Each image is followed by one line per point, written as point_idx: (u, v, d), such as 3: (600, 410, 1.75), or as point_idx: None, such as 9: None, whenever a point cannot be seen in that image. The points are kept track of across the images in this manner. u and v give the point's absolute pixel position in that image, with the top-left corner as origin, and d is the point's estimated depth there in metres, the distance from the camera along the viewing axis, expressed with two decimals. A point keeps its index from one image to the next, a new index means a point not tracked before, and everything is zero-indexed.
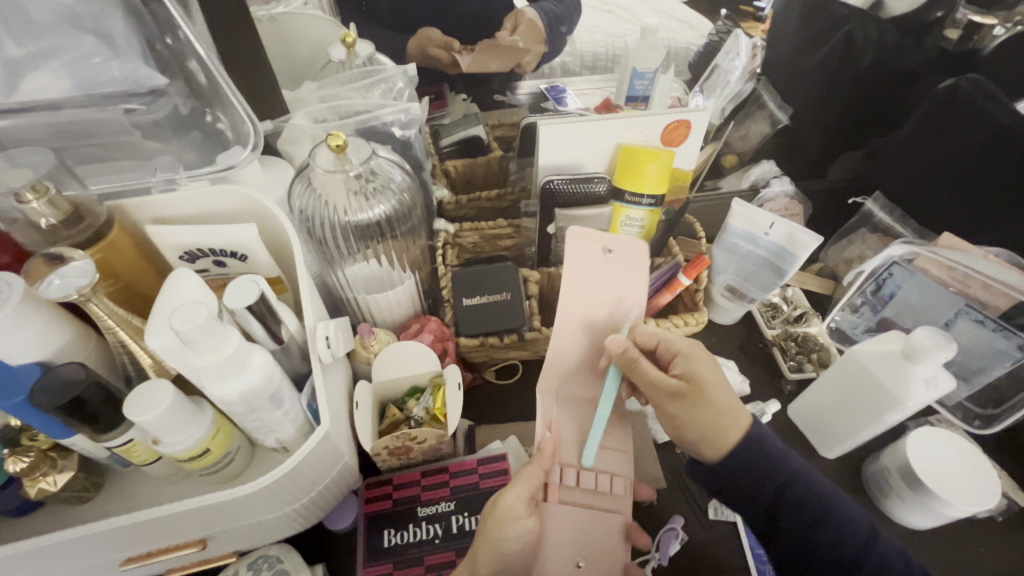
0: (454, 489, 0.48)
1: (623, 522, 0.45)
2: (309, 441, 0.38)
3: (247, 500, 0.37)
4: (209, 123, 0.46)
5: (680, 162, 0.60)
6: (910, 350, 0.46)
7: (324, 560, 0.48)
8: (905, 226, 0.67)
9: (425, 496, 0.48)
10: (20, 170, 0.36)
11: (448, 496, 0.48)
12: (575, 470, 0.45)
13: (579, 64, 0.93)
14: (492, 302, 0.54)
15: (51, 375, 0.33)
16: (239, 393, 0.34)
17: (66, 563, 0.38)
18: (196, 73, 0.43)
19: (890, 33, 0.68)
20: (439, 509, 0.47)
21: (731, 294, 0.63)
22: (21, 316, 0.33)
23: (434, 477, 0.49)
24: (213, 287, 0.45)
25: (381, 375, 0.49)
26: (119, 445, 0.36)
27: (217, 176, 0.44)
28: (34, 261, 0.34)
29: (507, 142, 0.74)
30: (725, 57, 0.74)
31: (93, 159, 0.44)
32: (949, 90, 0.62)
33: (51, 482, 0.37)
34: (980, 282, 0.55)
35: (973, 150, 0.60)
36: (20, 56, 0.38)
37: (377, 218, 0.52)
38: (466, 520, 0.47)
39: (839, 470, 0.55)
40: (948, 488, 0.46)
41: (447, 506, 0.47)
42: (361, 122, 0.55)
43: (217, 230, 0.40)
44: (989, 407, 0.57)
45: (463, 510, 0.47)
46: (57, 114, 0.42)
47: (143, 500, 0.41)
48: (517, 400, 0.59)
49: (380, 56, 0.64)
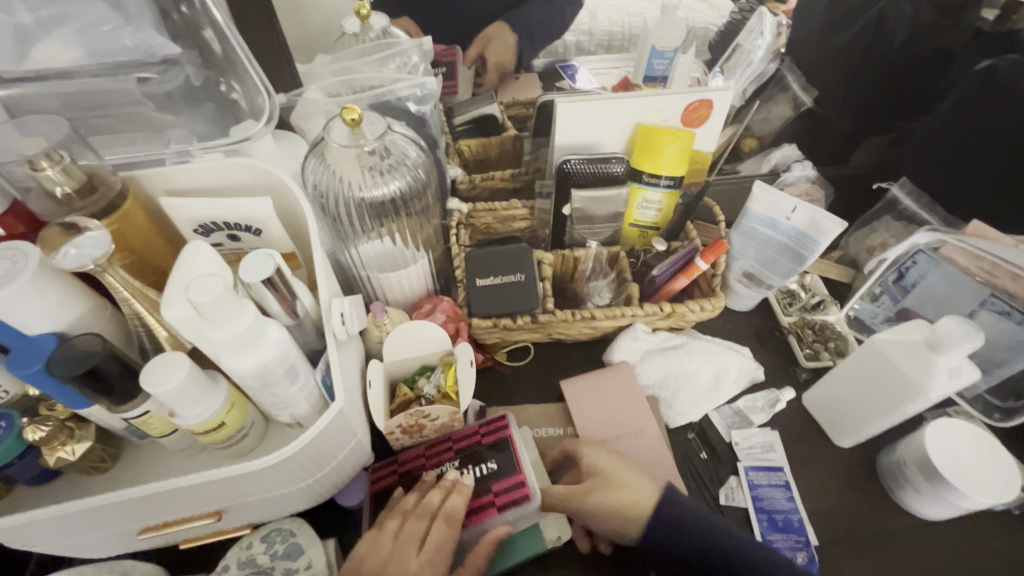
0: (460, 453, 0.47)
1: (650, 447, 0.51)
2: (323, 417, 0.38)
3: (263, 474, 0.37)
4: (223, 92, 0.45)
5: (701, 144, 0.59)
6: (935, 339, 0.45)
7: (337, 534, 0.48)
8: (931, 214, 0.64)
9: (430, 464, 0.48)
10: (34, 139, 0.35)
11: (452, 458, 0.47)
12: (610, 434, 0.52)
13: (592, 44, 0.88)
14: (506, 283, 0.53)
15: (68, 345, 0.33)
16: (254, 367, 0.34)
17: (85, 530, 0.38)
18: (210, 42, 0.42)
19: (925, 10, 0.65)
20: (446, 469, 0.46)
21: (748, 281, 0.61)
22: (37, 285, 0.33)
23: (438, 446, 0.48)
24: (228, 262, 0.44)
25: (393, 355, 0.49)
26: (135, 416, 0.36)
27: (230, 149, 0.43)
28: (49, 230, 0.34)
29: (522, 122, 0.72)
30: (747, 37, 0.71)
31: (105, 129, 0.44)
32: (986, 71, 0.59)
33: (69, 451, 0.38)
34: (1008, 272, 0.52)
35: (1014, 131, 0.58)
36: (31, 22, 0.37)
37: (391, 195, 0.52)
38: (472, 471, 0.46)
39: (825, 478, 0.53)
40: (968, 481, 0.45)
41: (452, 466, 0.47)
42: (375, 97, 0.54)
43: (232, 203, 0.39)
44: (1009, 400, 0.56)
45: (467, 463, 0.46)
46: (69, 83, 0.41)
47: (159, 473, 0.41)
48: (530, 380, 0.59)
49: (395, 30, 0.63)
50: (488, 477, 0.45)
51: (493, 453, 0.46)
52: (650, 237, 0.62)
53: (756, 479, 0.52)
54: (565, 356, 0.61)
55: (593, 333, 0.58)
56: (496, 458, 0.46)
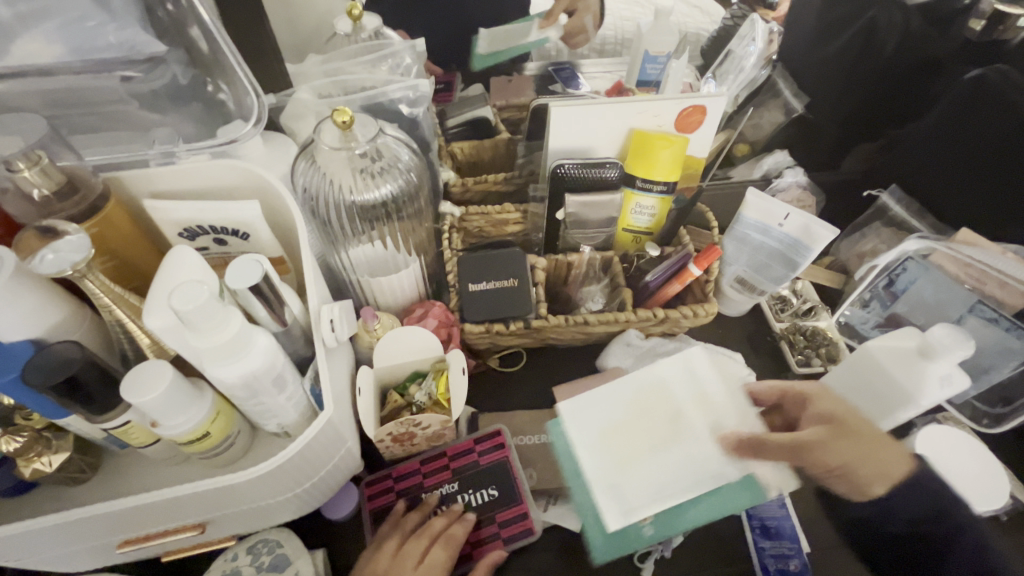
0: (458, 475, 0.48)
1: None
2: (312, 426, 0.37)
3: (250, 485, 0.36)
4: (210, 93, 0.44)
5: (693, 150, 0.59)
6: (926, 347, 0.45)
7: (325, 545, 0.47)
8: (920, 221, 0.66)
9: (427, 483, 0.48)
10: (11, 139, 0.34)
11: (449, 479, 0.48)
12: None
13: (585, 48, 0.86)
14: (499, 288, 0.52)
15: (45, 354, 0.32)
16: (241, 376, 0.33)
17: (60, 544, 0.37)
18: (198, 40, 0.41)
19: (914, 20, 0.66)
20: (443, 492, 0.47)
21: (742, 287, 0.60)
22: (12, 291, 0.31)
23: (434, 464, 0.49)
24: (215, 266, 0.43)
25: (383, 362, 0.48)
26: (115, 427, 0.35)
27: (217, 151, 0.42)
28: (25, 234, 0.32)
29: (514, 125, 0.72)
30: (738, 42, 0.71)
31: (87, 129, 0.42)
32: (975, 80, 0.60)
33: (46, 463, 0.36)
34: (997, 281, 0.54)
35: (1003, 140, 0.58)
36: (8, 17, 0.36)
37: (383, 198, 0.51)
38: (472, 497, 0.47)
39: (811, 494, 0.51)
40: (956, 486, 0.46)
41: (449, 489, 0.47)
42: (366, 98, 0.53)
43: (220, 206, 0.38)
44: (997, 406, 0.56)
45: (466, 488, 0.47)
46: (50, 80, 0.40)
47: (141, 484, 0.40)
48: (522, 386, 0.58)
49: (387, 31, 0.62)
50: (489, 504, 0.47)
51: (494, 480, 0.47)
52: (643, 242, 0.62)
53: None
54: (558, 361, 0.60)
55: (587, 338, 0.58)
56: (496, 483, 0.47)
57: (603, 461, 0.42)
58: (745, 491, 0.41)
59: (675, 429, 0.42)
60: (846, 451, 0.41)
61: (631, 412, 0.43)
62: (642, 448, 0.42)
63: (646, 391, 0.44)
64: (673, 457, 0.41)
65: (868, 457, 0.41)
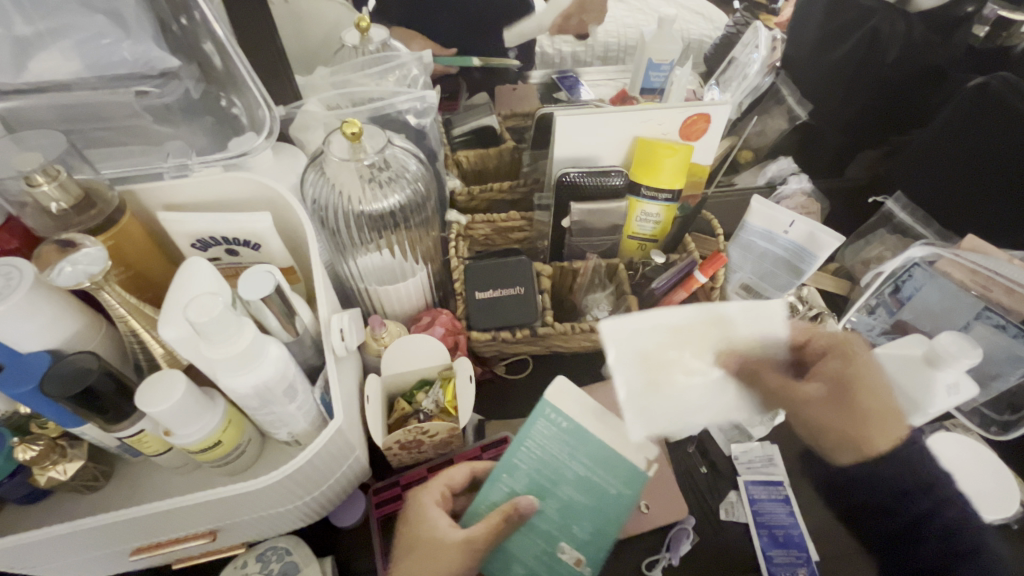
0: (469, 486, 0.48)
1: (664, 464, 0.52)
2: (323, 434, 0.37)
3: (259, 494, 0.37)
4: (223, 107, 0.45)
5: (698, 158, 0.59)
6: (934, 356, 0.45)
7: (333, 553, 0.48)
8: (926, 227, 0.66)
9: None
10: (31, 154, 0.35)
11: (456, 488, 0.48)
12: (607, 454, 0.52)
13: (589, 55, 0.86)
14: (506, 296, 0.53)
15: (62, 364, 0.33)
16: (253, 385, 0.34)
17: (73, 552, 0.37)
18: (211, 56, 0.42)
19: (917, 28, 0.65)
20: None
21: (746, 293, 0.61)
22: (31, 303, 0.32)
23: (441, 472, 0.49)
24: (225, 276, 0.44)
25: (390, 369, 0.48)
26: (129, 435, 0.35)
27: (229, 163, 0.43)
28: (44, 247, 0.33)
29: (519, 133, 0.72)
30: (742, 50, 0.72)
31: (103, 143, 0.43)
32: (978, 88, 0.60)
33: (60, 471, 0.37)
34: (1004, 287, 0.54)
35: (1008, 147, 0.58)
36: (28, 34, 0.37)
37: (391, 208, 0.51)
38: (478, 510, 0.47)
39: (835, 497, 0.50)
40: (964, 492, 0.45)
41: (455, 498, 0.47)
42: (374, 109, 0.54)
43: (231, 217, 0.39)
44: (1005, 413, 0.56)
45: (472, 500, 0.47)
46: (67, 95, 0.41)
47: (153, 491, 0.40)
48: (529, 394, 0.59)
49: (394, 42, 0.63)
50: None
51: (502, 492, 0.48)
52: (648, 249, 0.62)
53: (756, 494, 0.52)
54: (564, 369, 0.61)
55: (593, 345, 0.58)
56: None
57: (636, 380, 0.40)
58: (628, 484, 0.42)
59: (587, 450, 0.42)
60: (845, 413, 0.43)
61: (535, 455, 0.42)
62: (678, 359, 0.41)
63: (541, 428, 0.43)
64: (695, 372, 0.41)
65: (853, 431, 0.42)
